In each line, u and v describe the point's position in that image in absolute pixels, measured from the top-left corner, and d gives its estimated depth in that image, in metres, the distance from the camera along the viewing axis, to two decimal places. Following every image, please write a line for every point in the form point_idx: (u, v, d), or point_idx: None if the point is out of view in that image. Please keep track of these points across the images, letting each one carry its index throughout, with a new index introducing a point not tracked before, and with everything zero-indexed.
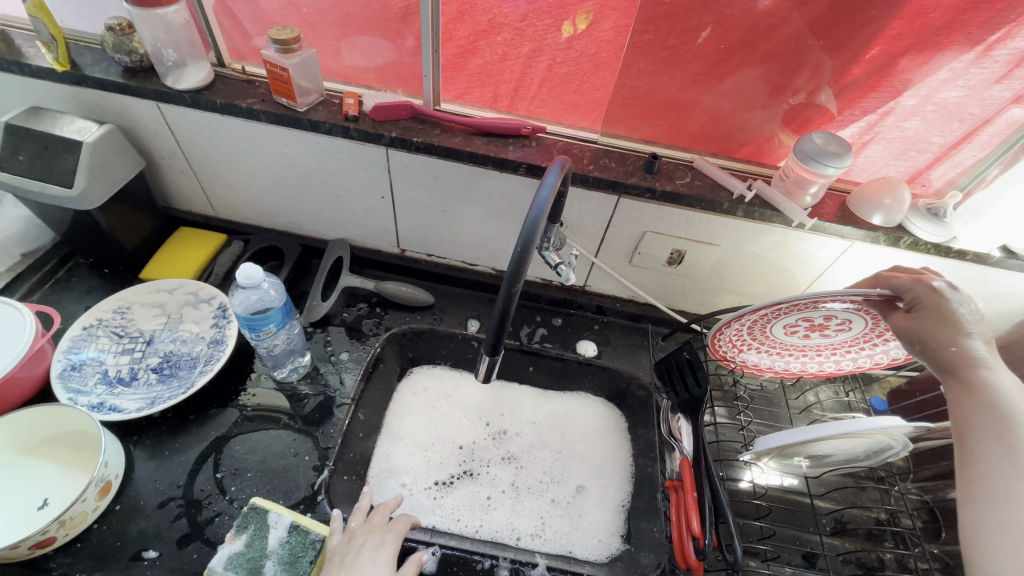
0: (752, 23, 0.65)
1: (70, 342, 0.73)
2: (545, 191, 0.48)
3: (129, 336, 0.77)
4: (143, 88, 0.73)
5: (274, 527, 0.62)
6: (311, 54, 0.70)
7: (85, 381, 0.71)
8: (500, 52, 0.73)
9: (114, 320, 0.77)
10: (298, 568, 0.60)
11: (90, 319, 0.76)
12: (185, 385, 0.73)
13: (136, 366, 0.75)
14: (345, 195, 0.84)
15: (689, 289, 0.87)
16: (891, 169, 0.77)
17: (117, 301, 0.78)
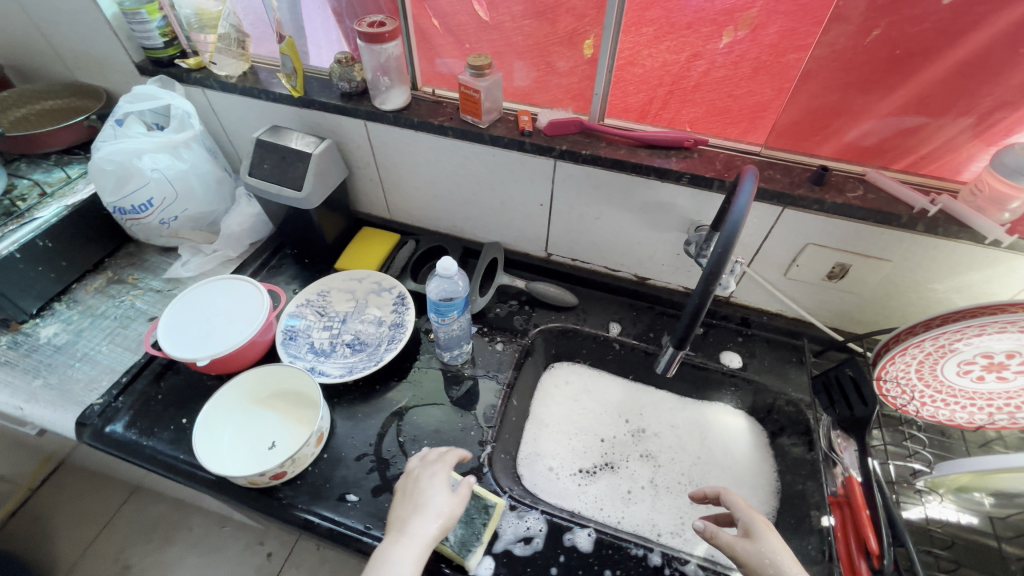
0: (935, 24, 0.63)
1: (288, 315, 0.89)
2: (742, 200, 0.51)
3: (328, 314, 0.92)
4: (357, 109, 0.87)
5: (452, 489, 0.71)
6: (497, 78, 0.79)
7: (299, 348, 0.86)
8: (662, 61, 0.77)
9: (317, 301, 0.93)
10: (473, 526, 0.68)
11: (301, 298, 0.92)
12: (374, 358, 0.85)
13: (334, 340, 0.89)
14: (507, 202, 0.93)
15: (847, 306, 0.85)
16: None
17: (320, 285, 0.94)
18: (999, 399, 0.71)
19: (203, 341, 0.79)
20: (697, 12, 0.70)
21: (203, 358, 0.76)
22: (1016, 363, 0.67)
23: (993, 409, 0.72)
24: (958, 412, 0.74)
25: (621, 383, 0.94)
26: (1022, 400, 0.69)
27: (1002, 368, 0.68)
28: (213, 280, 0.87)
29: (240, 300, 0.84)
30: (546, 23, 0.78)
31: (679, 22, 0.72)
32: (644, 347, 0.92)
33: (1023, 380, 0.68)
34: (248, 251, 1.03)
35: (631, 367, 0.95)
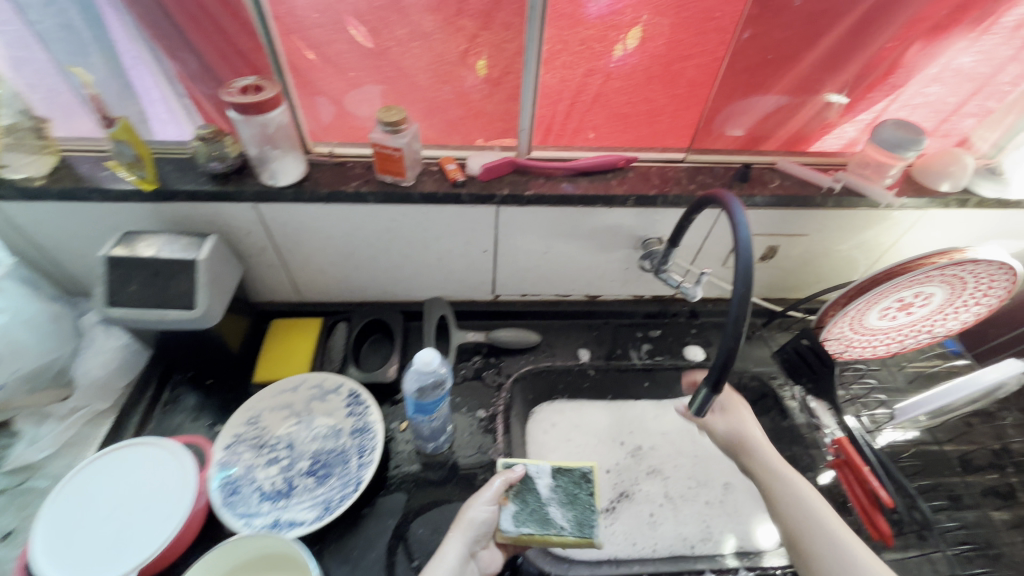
0: (794, 29, 0.71)
1: (218, 467, 0.70)
2: (742, 231, 0.51)
3: (268, 444, 0.74)
4: (242, 192, 0.71)
5: (539, 476, 0.72)
6: (416, 131, 0.70)
7: (249, 502, 0.68)
8: (558, 77, 0.74)
9: (249, 432, 0.74)
10: (578, 501, 0.70)
11: (226, 437, 0.73)
12: (351, 481, 0.71)
13: (289, 474, 0.72)
14: (445, 256, 0.85)
15: (777, 278, 0.93)
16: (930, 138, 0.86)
17: (246, 413, 0.76)
18: (905, 327, 0.85)
19: (118, 550, 0.58)
20: (589, 28, 0.69)
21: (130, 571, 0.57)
22: (919, 299, 0.80)
23: (902, 336, 0.86)
24: (878, 345, 0.88)
25: (603, 407, 0.93)
26: (921, 324, 0.85)
27: (910, 305, 0.81)
28: (94, 461, 0.65)
29: (145, 474, 0.64)
30: (450, 51, 0.70)
31: (591, 38, 0.70)
32: (617, 365, 0.92)
33: (924, 310, 0.82)
34: (122, 395, 0.78)
35: (607, 388, 0.94)
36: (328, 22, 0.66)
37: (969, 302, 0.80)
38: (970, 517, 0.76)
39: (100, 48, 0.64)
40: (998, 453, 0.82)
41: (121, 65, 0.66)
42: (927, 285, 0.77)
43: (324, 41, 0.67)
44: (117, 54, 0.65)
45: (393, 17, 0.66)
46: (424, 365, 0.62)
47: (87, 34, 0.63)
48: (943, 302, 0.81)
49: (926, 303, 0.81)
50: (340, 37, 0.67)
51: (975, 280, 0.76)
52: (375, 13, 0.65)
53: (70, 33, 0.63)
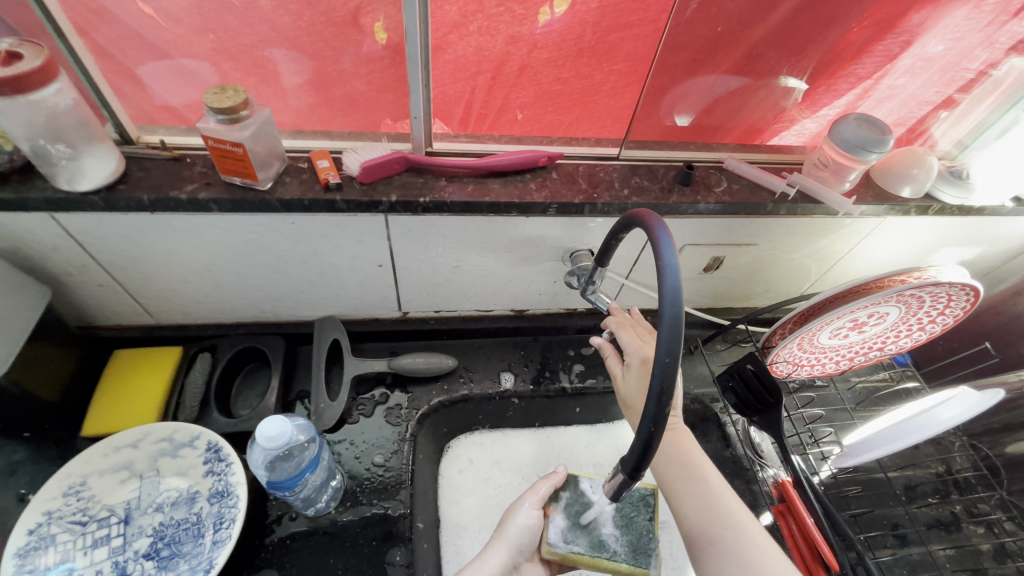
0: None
1: (17, 558, 0.54)
2: (670, 276, 0.39)
3: (96, 520, 0.59)
4: (25, 200, 0.52)
5: (593, 492, 0.65)
6: (264, 117, 0.54)
7: None
8: (476, 44, 0.58)
9: (68, 507, 0.58)
10: (638, 526, 0.63)
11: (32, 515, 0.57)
12: (201, 565, 0.57)
13: (122, 559, 0.57)
14: (332, 272, 0.69)
15: (723, 288, 0.83)
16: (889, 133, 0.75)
17: (65, 480, 0.59)
18: (855, 345, 0.77)
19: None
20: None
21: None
22: (873, 319, 0.72)
23: (850, 354, 0.78)
24: (826, 364, 0.80)
25: (530, 439, 0.81)
26: (872, 341, 0.77)
27: (862, 325, 0.73)
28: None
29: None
30: (318, 13, 0.53)
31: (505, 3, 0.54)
32: (544, 391, 0.81)
33: (877, 329, 0.74)
34: None
35: (535, 414, 0.83)
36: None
37: (925, 318, 0.72)
38: (914, 555, 0.70)
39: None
40: (942, 478, 0.77)
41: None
42: (882, 305, 0.68)
43: None
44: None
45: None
46: (270, 441, 0.48)
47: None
48: (896, 321, 0.73)
49: (880, 322, 0.73)
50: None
51: (933, 301, 0.68)
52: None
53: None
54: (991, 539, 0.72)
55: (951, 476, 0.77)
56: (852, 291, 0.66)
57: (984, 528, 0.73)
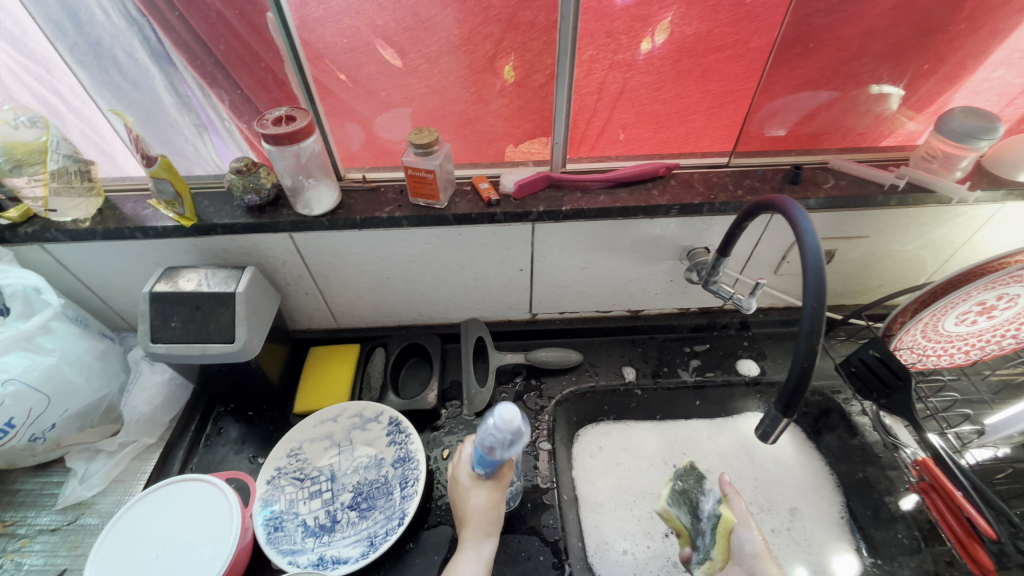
0: (838, 14, 0.65)
1: (261, 504, 0.69)
2: (809, 238, 0.48)
3: (310, 477, 0.73)
4: (277, 222, 0.70)
5: (707, 496, 0.65)
6: (448, 150, 0.69)
7: (293, 538, 0.67)
8: (584, 67, 0.69)
9: (291, 465, 0.73)
10: (697, 530, 0.66)
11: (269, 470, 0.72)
12: (393, 513, 0.69)
13: (332, 508, 0.70)
14: (481, 277, 0.82)
15: (836, 284, 0.87)
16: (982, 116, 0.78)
17: (288, 444, 0.75)
18: (986, 332, 0.77)
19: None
20: (616, 19, 0.65)
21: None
22: (1003, 302, 0.73)
23: (982, 342, 0.79)
24: (956, 354, 0.80)
25: (654, 431, 0.87)
26: (1005, 328, 0.77)
27: (992, 309, 0.74)
28: (135, 503, 0.64)
29: (188, 512, 0.63)
30: (480, 70, 0.68)
31: (625, 44, 0.67)
32: (665, 384, 0.87)
33: (1008, 314, 0.74)
34: (168, 429, 0.79)
35: (656, 407, 0.88)
36: (349, 50, 0.65)
37: None
38: None
39: (161, 78, 0.66)
40: None
41: (183, 98, 0.68)
42: (1010, 286, 0.71)
43: (343, 54, 0.65)
44: (177, 89, 0.67)
45: (421, 38, 0.64)
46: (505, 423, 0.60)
47: (149, 64, 0.65)
48: None
49: (1010, 306, 0.74)
50: (365, 56, 0.66)
51: None
52: (404, 34, 0.64)
53: (131, 62, 0.65)
54: None
55: None
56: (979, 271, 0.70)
57: None
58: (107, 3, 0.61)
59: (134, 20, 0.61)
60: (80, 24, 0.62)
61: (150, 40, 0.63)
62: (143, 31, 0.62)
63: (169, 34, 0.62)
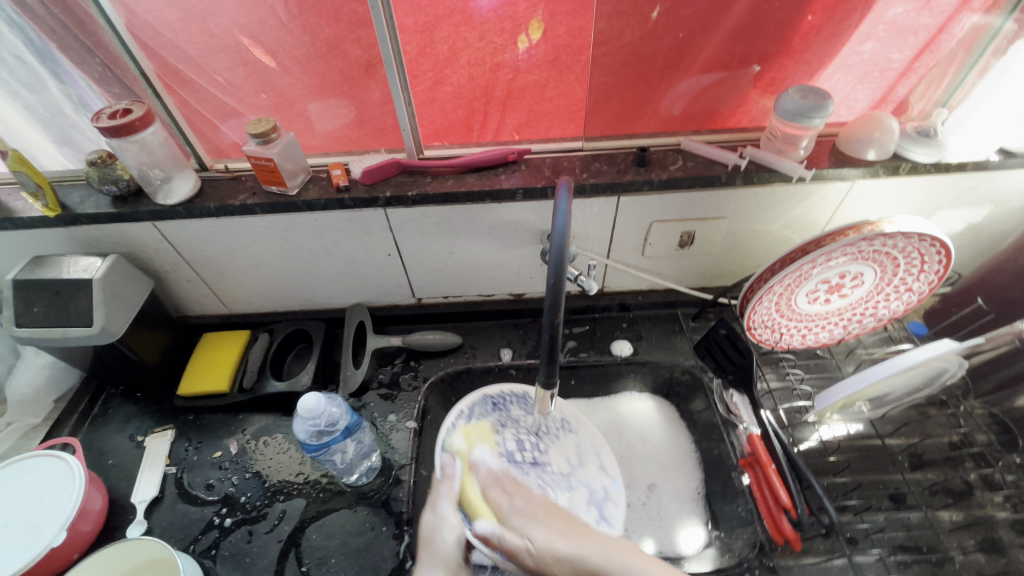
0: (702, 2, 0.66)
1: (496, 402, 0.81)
2: (560, 219, 0.49)
3: (545, 435, 0.80)
4: (137, 212, 0.74)
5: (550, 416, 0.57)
6: (291, 138, 0.71)
7: (483, 413, 0.80)
8: (466, 74, 0.72)
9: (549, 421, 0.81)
10: None
11: (535, 403, 0.82)
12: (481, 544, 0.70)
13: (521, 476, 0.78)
14: (352, 262, 0.85)
15: (707, 265, 0.88)
16: (865, 98, 0.77)
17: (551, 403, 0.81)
18: (845, 310, 0.78)
19: (34, 533, 0.64)
20: (485, 23, 0.66)
21: (59, 530, 0.63)
22: (849, 281, 0.74)
23: (842, 320, 0.80)
24: (816, 332, 0.82)
25: None
26: (861, 306, 0.78)
27: (840, 288, 0.75)
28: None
29: (15, 484, 0.67)
30: (345, 69, 0.70)
31: (469, 32, 0.67)
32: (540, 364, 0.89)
33: (858, 292, 0.75)
34: (55, 409, 0.83)
35: None
36: (212, 51, 0.67)
37: (904, 282, 0.74)
38: (913, 519, 0.68)
39: (50, 75, 0.69)
40: (956, 448, 0.73)
41: (76, 91, 0.71)
42: (849, 263, 0.71)
43: (203, 55, 0.68)
44: (67, 79, 0.69)
45: (280, 39, 0.66)
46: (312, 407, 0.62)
47: (37, 65, 0.67)
48: (876, 283, 0.74)
49: (858, 284, 0.74)
50: (212, 53, 0.67)
51: (906, 261, 0.71)
52: (268, 36, 0.66)
53: (19, 63, 0.67)
54: (1010, 508, 0.68)
55: (967, 446, 0.73)
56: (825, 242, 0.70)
57: (1002, 499, 0.69)
58: None
59: (15, 22, 0.63)
60: None
61: (32, 40, 0.65)
62: (25, 32, 0.64)
63: (54, 40, 0.65)
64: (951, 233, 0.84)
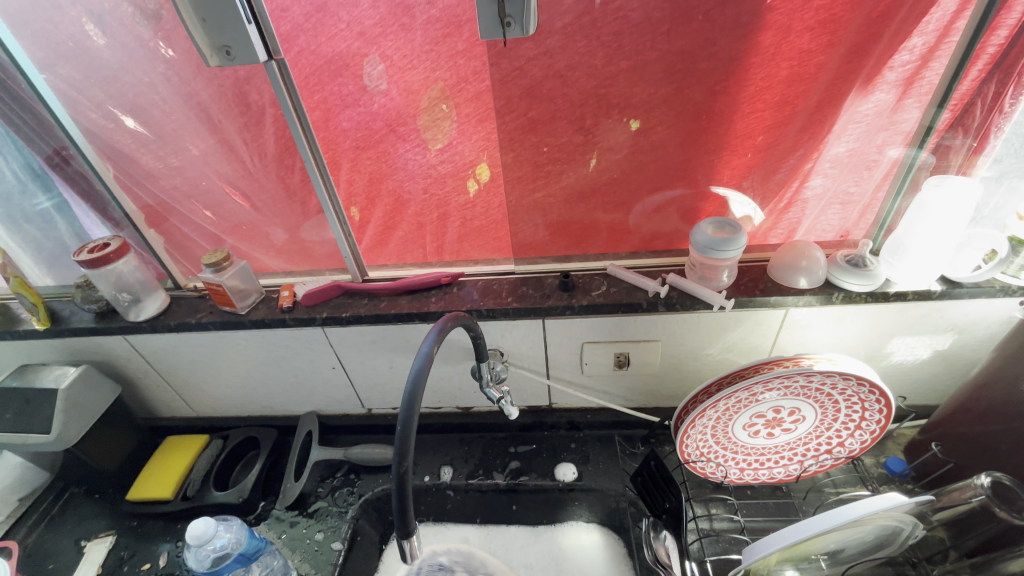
0: (627, 151, 0.70)
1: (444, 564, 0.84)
2: (419, 360, 0.51)
3: None
4: (111, 327, 0.82)
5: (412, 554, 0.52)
6: (243, 265, 0.80)
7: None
8: (417, 222, 0.80)
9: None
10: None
11: (478, 566, 0.83)
12: None
13: None
14: (301, 373, 0.89)
15: (653, 385, 0.85)
16: (834, 228, 0.77)
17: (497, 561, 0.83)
18: (795, 446, 0.73)
19: None
20: (426, 178, 0.75)
21: None
22: (788, 416, 0.69)
23: (795, 456, 0.74)
24: (766, 468, 0.75)
25: (471, 529, 0.88)
26: (813, 443, 0.72)
27: (781, 423, 0.70)
28: None
29: None
30: (306, 210, 0.79)
31: (410, 178, 0.75)
32: (477, 486, 0.85)
33: (802, 428, 0.70)
34: None
35: (475, 510, 0.88)
36: (192, 193, 0.78)
37: (847, 423, 0.69)
38: None
39: (63, 217, 0.83)
40: None
41: (79, 225, 0.84)
42: (782, 398, 0.68)
43: (190, 197, 0.79)
44: (75, 217, 0.83)
45: (254, 186, 0.77)
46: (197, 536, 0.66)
47: (53, 209, 0.82)
48: (820, 421, 0.69)
49: (800, 420, 0.70)
50: (198, 196, 0.79)
51: (846, 401, 0.66)
52: (244, 184, 0.77)
53: (38, 207, 0.82)
54: None
55: None
56: (752, 371, 0.68)
57: None
58: (15, 165, 0.77)
59: (37, 175, 0.78)
60: None
61: (52, 189, 0.80)
62: (46, 182, 0.79)
63: (70, 185, 0.79)
64: (918, 360, 0.78)
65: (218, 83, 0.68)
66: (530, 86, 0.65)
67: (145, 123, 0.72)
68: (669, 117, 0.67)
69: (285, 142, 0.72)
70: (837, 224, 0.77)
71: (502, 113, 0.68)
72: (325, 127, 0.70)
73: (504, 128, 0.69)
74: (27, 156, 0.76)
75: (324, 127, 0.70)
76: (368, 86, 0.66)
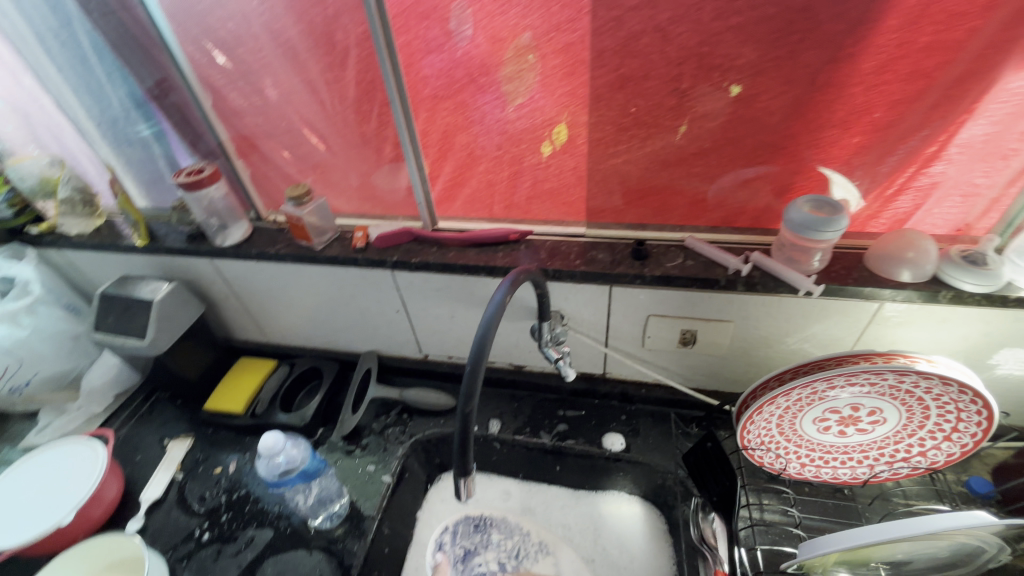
0: (724, 117, 0.65)
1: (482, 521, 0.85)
2: (491, 307, 0.51)
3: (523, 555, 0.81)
4: (199, 250, 0.88)
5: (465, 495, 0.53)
6: (321, 202, 0.82)
7: (471, 536, 0.83)
8: (492, 175, 0.79)
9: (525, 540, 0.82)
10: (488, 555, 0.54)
11: (516, 528, 0.84)
12: None
13: None
14: (366, 313, 0.92)
15: (716, 367, 0.81)
16: (947, 221, 0.69)
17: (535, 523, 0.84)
18: (869, 448, 0.68)
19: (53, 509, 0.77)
20: (502, 134, 0.73)
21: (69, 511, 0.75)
22: (867, 415, 0.65)
23: (867, 458, 0.69)
24: (832, 466, 0.71)
25: (513, 483, 0.90)
26: (890, 447, 0.67)
27: (857, 421, 0.66)
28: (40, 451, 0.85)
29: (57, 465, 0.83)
30: (382, 155, 0.80)
31: (487, 132, 0.73)
32: (524, 443, 0.87)
33: (881, 430, 0.66)
34: (114, 402, 0.99)
35: (519, 466, 0.90)
36: (275, 134, 0.81)
37: (934, 430, 0.64)
38: None
39: (160, 146, 0.88)
40: None
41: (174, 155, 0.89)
42: (863, 396, 0.63)
43: (273, 136, 0.81)
44: (170, 147, 0.88)
45: (337, 126, 0.78)
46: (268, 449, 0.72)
47: (151, 137, 0.87)
48: (903, 425, 0.65)
49: (880, 422, 0.65)
50: (284, 132, 0.81)
51: (937, 407, 0.61)
52: (327, 123, 0.78)
53: (139, 135, 0.88)
54: None
55: None
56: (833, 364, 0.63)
57: None
58: (121, 93, 0.82)
59: (140, 104, 0.83)
60: (104, 109, 0.85)
61: (152, 118, 0.85)
62: (146, 111, 0.84)
63: (166, 116, 0.83)
64: None
65: (310, 19, 0.68)
66: (626, 39, 0.61)
67: (240, 56, 0.73)
68: (779, 82, 0.61)
69: (368, 85, 0.72)
70: (952, 218, 0.69)
71: (593, 67, 0.64)
72: (409, 71, 0.70)
73: (591, 84, 0.65)
74: (131, 85, 0.81)
75: (409, 72, 0.70)
76: (456, 30, 0.64)
